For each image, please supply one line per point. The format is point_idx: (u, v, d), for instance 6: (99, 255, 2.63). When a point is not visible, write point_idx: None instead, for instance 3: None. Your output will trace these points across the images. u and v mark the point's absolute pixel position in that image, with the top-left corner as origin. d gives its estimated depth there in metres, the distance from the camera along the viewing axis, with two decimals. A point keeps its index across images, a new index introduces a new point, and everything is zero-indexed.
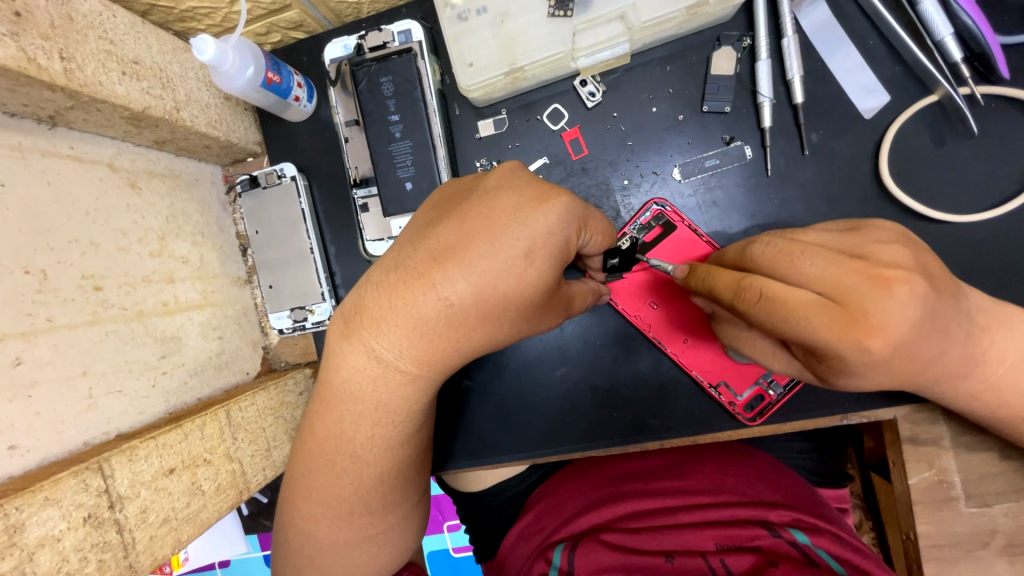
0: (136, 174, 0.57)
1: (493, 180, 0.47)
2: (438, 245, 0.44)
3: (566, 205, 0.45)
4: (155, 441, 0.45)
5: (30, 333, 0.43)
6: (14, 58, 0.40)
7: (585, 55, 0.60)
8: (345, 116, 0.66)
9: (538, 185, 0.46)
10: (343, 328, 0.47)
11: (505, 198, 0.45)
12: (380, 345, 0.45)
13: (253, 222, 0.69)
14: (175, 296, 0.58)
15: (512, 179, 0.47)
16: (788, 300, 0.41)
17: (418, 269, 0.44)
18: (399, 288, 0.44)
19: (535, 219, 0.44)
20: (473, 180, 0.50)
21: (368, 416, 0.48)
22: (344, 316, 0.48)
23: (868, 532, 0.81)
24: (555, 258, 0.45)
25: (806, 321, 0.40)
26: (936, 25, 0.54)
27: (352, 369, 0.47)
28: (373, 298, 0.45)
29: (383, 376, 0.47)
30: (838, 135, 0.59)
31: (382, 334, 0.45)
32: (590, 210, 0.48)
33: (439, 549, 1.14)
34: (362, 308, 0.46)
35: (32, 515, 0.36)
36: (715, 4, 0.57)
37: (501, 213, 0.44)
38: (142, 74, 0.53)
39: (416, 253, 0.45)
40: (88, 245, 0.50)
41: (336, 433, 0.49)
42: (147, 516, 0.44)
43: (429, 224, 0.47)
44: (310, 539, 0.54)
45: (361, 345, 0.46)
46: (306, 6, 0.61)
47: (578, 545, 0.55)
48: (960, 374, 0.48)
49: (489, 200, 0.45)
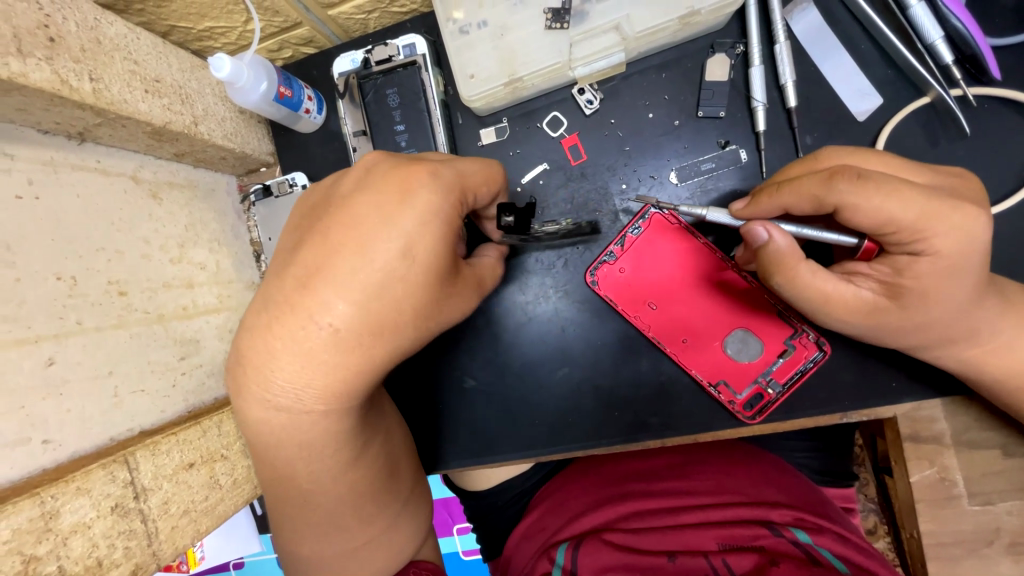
0: (157, 185, 0.60)
1: (348, 184, 0.49)
2: (308, 268, 0.45)
3: (426, 174, 0.47)
4: (175, 437, 0.48)
5: (62, 335, 0.46)
6: (49, 81, 0.44)
7: (582, 65, 0.62)
8: (353, 127, 0.68)
9: (398, 168, 0.48)
10: (246, 372, 0.49)
11: (361, 201, 0.46)
12: (268, 387, 0.47)
13: (266, 230, 0.73)
14: (193, 301, 0.61)
15: (365, 176, 0.48)
16: (886, 181, 0.45)
17: (291, 304, 0.45)
18: (273, 326, 0.46)
19: (399, 215, 0.45)
20: (332, 185, 0.51)
21: (294, 440, 0.50)
22: (234, 370, 0.50)
23: (883, 537, 0.81)
24: (442, 242, 0.47)
25: (905, 189, 0.44)
26: (926, 29, 0.55)
27: (273, 398, 0.48)
28: (246, 343, 0.48)
29: (291, 412, 0.49)
30: (832, 136, 0.60)
31: (281, 369, 0.47)
32: (458, 167, 0.50)
33: (450, 552, 1.16)
34: (242, 354, 0.49)
35: (65, 502, 0.39)
36: (708, 13, 0.58)
37: (365, 220, 0.45)
38: (163, 91, 0.56)
39: (283, 287, 0.46)
40: (113, 253, 0.53)
41: (281, 453, 0.51)
42: (169, 507, 0.46)
43: (299, 254, 0.48)
44: (323, 537, 0.56)
45: (272, 384, 0.47)
46: (315, 23, 0.64)
47: (582, 545, 0.57)
48: (950, 337, 0.51)
49: (350, 209, 0.46)
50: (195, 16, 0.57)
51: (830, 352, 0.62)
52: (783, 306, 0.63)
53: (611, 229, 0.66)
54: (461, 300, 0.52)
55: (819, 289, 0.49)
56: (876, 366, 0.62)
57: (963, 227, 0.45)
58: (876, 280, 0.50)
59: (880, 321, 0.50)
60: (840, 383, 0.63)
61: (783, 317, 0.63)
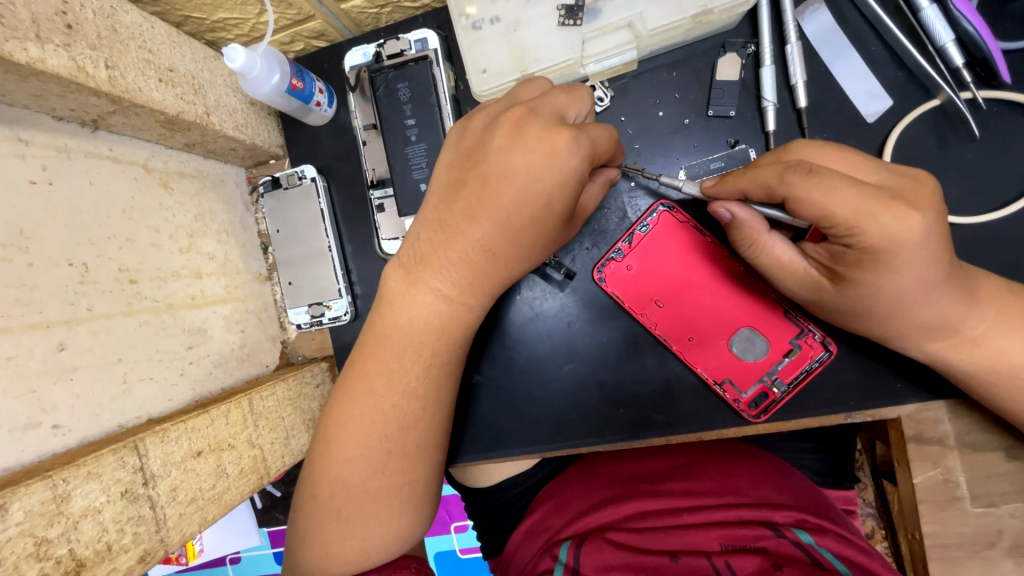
0: (167, 175, 0.60)
1: (501, 137, 0.48)
2: (472, 202, 0.50)
3: (572, 141, 0.46)
4: (185, 425, 0.48)
5: (73, 321, 0.46)
6: (66, 67, 0.44)
7: (593, 62, 0.62)
8: (363, 120, 0.69)
9: (548, 128, 0.47)
10: (404, 275, 0.53)
11: (519, 159, 0.47)
12: (385, 335, 0.54)
13: (274, 221, 0.72)
14: (202, 291, 0.61)
15: (520, 130, 0.47)
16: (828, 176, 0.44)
17: (430, 251, 0.52)
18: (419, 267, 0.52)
19: (547, 175, 0.47)
20: (483, 129, 0.50)
21: (411, 353, 0.53)
22: (403, 266, 0.54)
23: (881, 541, 0.81)
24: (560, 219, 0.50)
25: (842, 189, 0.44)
26: (937, 31, 0.56)
27: (414, 305, 0.53)
28: (395, 280, 0.54)
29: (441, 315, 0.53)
30: (840, 137, 0.60)
31: (442, 275, 0.52)
32: (593, 137, 0.49)
33: (447, 550, 1.16)
34: (418, 255, 0.53)
35: (76, 486, 0.39)
36: (720, 12, 0.59)
37: (503, 188, 0.48)
38: (177, 81, 0.56)
39: (451, 211, 0.51)
40: (124, 241, 0.53)
41: (366, 398, 0.53)
42: (176, 494, 0.46)
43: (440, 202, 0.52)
44: (325, 541, 0.55)
45: (426, 287, 0.52)
46: (328, 17, 0.64)
47: (584, 544, 0.58)
48: (956, 334, 0.51)
49: (504, 170, 0.48)
50: (210, 7, 0.57)
51: (835, 352, 0.63)
52: (789, 307, 0.63)
53: (618, 227, 0.66)
54: (471, 292, 0.53)
55: (777, 263, 0.53)
56: (878, 367, 0.62)
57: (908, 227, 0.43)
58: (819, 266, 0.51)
59: (821, 300, 0.53)
60: (844, 384, 0.63)
61: (788, 318, 0.63)
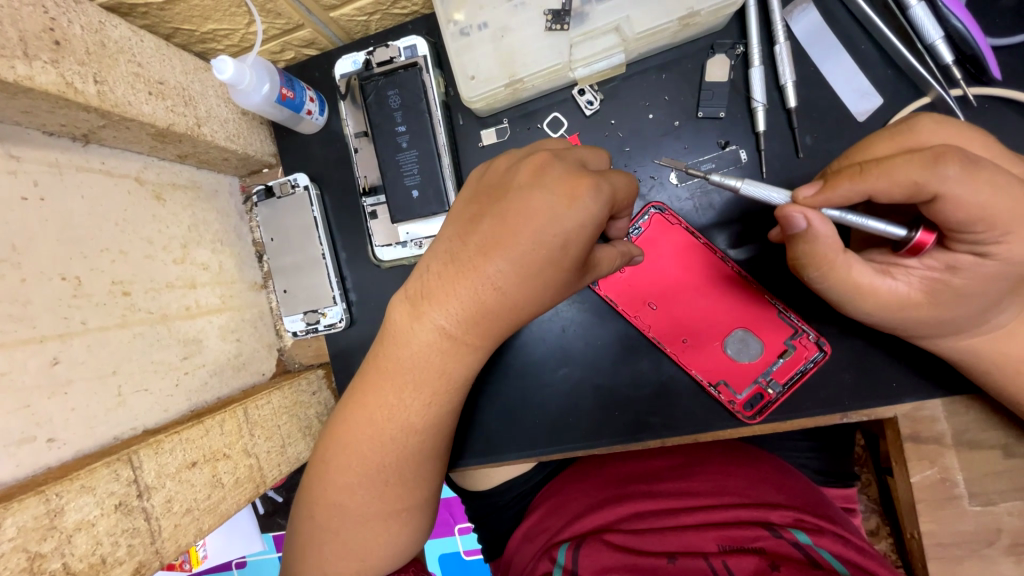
0: (160, 186, 0.61)
1: (525, 177, 0.47)
2: (488, 238, 0.47)
3: (595, 189, 0.44)
4: (179, 436, 0.49)
5: (67, 335, 0.47)
6: (54, 84, 0.44)
7: (582, 66, 0.62)
8: (355, 128, 0.69)
9: (571, 174, 0.46)
10: (408, 308, 0.51)
11: (538, 197, 0.45)
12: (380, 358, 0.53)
13: (268, 230, 0.72)
14: (196, 301, 0.62)
15: (543, 174, 0.46)
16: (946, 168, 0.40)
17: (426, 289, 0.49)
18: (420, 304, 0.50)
19: (568, 218, 0.44)
20: (507, 170, 0.50)
21: (411, 386, 0.52)
22: (410, 298, 0.51)
23: (886, 538, 0.79)
24: (574, 265, 0.47)
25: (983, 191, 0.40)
26: (926, 29, 0.55)
27: (415, 339, 0.51)
28: (398, 317, 0.52)
29: (445, 350, 0.50)
30: (831, 136, 0.60)
31: (442, 310, 0.49)
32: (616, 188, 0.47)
33: (450, 552, 1.16)
34: (426, 289, 0.50)
35: (70, 500, 0.39)
36: (708, 14, 0.58)
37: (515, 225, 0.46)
38: (167, 93, 0.56)
39: (466, 247, 0.48)
40: (117, 254, 0.53)
41: (358, 411, 0.54)
42: (171, 506, 0.46)
43: (456, 237, 0.49)
44: (322, 544, 0.55)
45: (429, 321, 0.50)
46: (317, 26, 0.64)
47: (582, 545, 0.58)
48: (949, 331, 0.51)
49: (523, 204, 0.45)
50: (199, 19, 0.57)
51: (830, 352, 0.63)
52: (782, 307, 0.63)
53: None
54: (473, 330, 0.50)
55: (856, 286, 0.48)
56: (873, 365, 0.62)
57: (978, 240, 0.43)
58: (920, 274, 0.47)
59: (888, 314, 0.50)
60: (840, 383, 0.63)
61: (782, 318, 0.63)
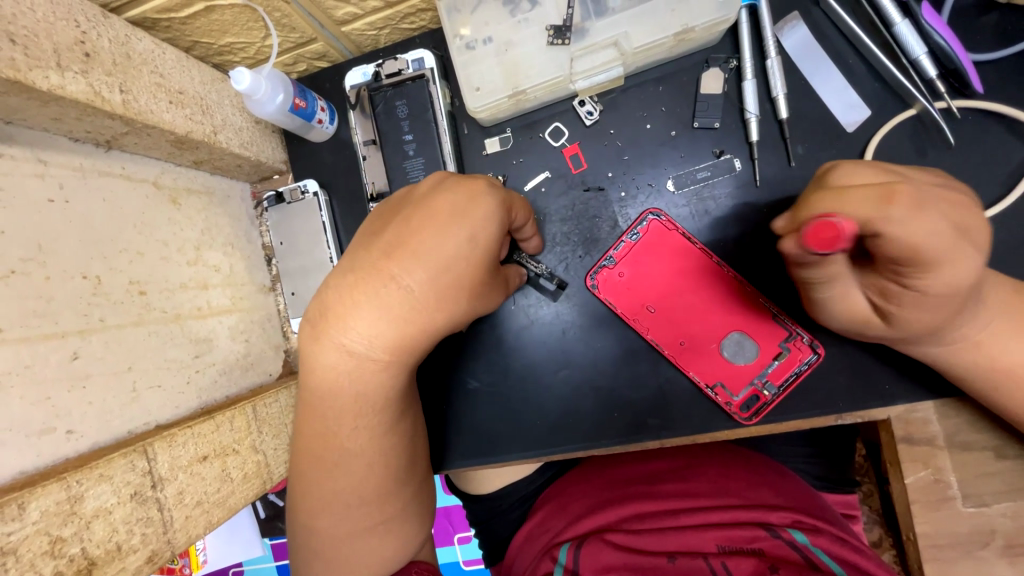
0: (177, 191, 0.63)
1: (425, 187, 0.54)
2: (393, 243, 0.50)
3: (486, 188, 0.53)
4: (191, 430, 0.50)
5: (85, 331, 0.49)
6: (83, 93, 0.47)
7: (582, 79, 0.65)
8: (364, 137, 0.71)
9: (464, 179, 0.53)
10: (311, 331, 0.51)
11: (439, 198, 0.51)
12: (349, 339, 0.50)
13: (278, 234, 0.75)
14: (208, 302, 0.64)
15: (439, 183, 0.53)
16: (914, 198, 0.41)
17: (372, 267, 0.50)
18: (358, 286, 0.49)
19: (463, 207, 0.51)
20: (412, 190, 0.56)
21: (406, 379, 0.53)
22: (311, 321, 0.52)
23: (888, 550, 0.77)
24: None
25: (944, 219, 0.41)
26: (911, 45, 0.58)
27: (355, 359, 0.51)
28: (334, 297, 0.50)
29: (358, 367, 0.51)
30: (822, 147, 0.63)
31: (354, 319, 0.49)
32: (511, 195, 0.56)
33: (451, 562, 1.16)
34: (325, 307, 0.51)
35: (89, 487, 0.41)
36: (701, 30, 0.62)
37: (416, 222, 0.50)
38: (186, 102, 0.59)
39: (369, 252, 0.50)
40: (135, 254, 0.56)
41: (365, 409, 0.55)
42: (183, 497, 0.48)
43: (375, 233, 0.52)
44: (325, 542, 0.56)
45: (340, 336, 0.50)
46: (329, 39, 0.67)
47: (583, 545, 0.59)
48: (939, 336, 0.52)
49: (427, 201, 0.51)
50: (217, 33, 0.60)
51: (823, 354, 0.64)
52: (776, 310, 0.65)
53: (610, 235, 0.68)
54: (397, 346, 0.51)
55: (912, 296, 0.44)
56: (866, 368, 0.64)
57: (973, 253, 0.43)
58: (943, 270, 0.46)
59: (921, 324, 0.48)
60: (833, 386, 0.64)
61: (776, 322, 0.65)
